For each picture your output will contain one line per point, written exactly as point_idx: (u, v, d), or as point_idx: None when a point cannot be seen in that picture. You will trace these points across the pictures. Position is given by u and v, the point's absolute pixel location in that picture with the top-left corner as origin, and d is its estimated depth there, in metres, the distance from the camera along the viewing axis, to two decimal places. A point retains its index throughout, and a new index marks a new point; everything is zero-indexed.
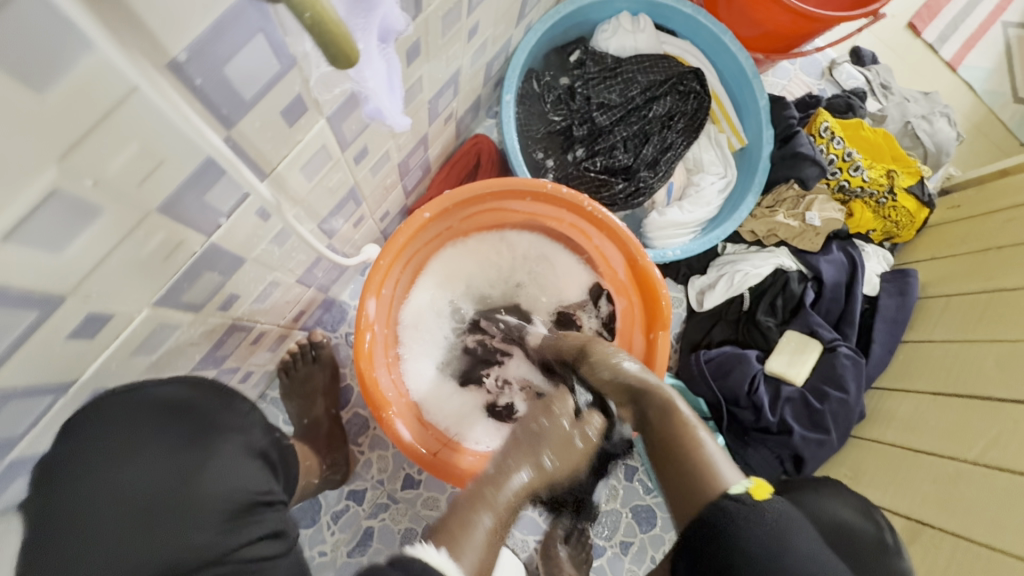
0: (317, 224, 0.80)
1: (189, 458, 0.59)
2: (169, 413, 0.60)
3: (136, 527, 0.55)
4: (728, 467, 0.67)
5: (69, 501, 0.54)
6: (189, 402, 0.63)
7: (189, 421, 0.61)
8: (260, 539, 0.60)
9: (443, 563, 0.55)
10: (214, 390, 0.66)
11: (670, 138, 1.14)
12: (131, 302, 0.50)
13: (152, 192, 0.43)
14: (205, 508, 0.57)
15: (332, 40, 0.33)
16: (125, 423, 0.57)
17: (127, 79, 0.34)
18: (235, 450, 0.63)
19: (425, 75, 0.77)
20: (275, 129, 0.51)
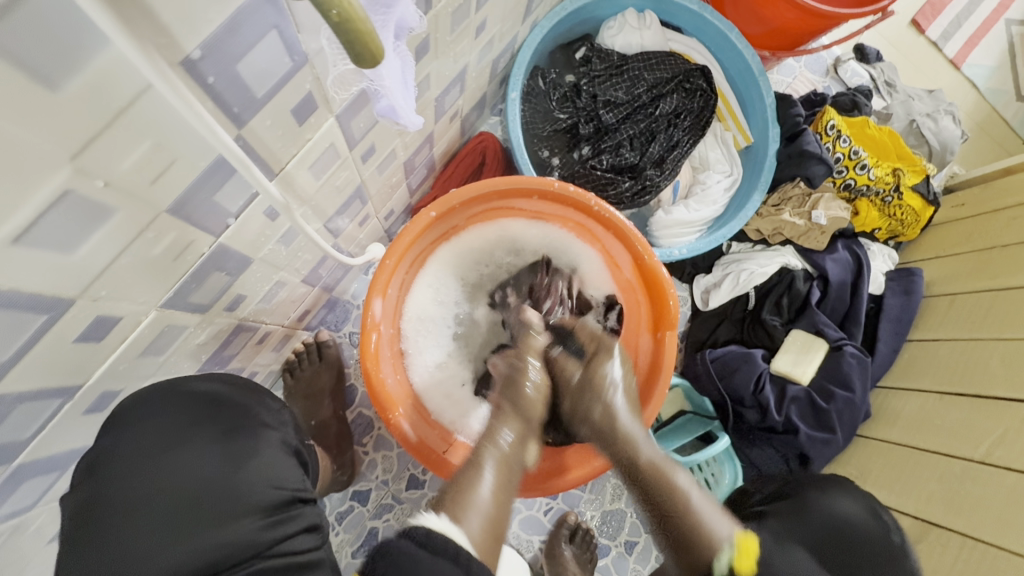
0: (324, 223, 0.79)
1: (232, 451, 0.59)
2: (208, 407, 0.61)
3: (183, 517, 0.54)
4: (720, 521, 0.73)
5: (117, 494, 0.54)
6: (226, 397, 0.64)
7: (229, 413, 0.62)
8: (298, 534, 0.60)
9: (443, 527, 0.62)
10: (247, 388, 0.66)
11: (676, 136, 1.13)
12: (139, 304, 0.49)
13: (163, 191, 0.42)
14: (246, 498, 0.57)
15: (357, 40, 0.32)
16: (170, 416, 0.59)
17: (141, 77, 0.33)
18: (274, 443, 0.63)
19: (433, 72, 0.76)
20: (285, 128, 0.50)
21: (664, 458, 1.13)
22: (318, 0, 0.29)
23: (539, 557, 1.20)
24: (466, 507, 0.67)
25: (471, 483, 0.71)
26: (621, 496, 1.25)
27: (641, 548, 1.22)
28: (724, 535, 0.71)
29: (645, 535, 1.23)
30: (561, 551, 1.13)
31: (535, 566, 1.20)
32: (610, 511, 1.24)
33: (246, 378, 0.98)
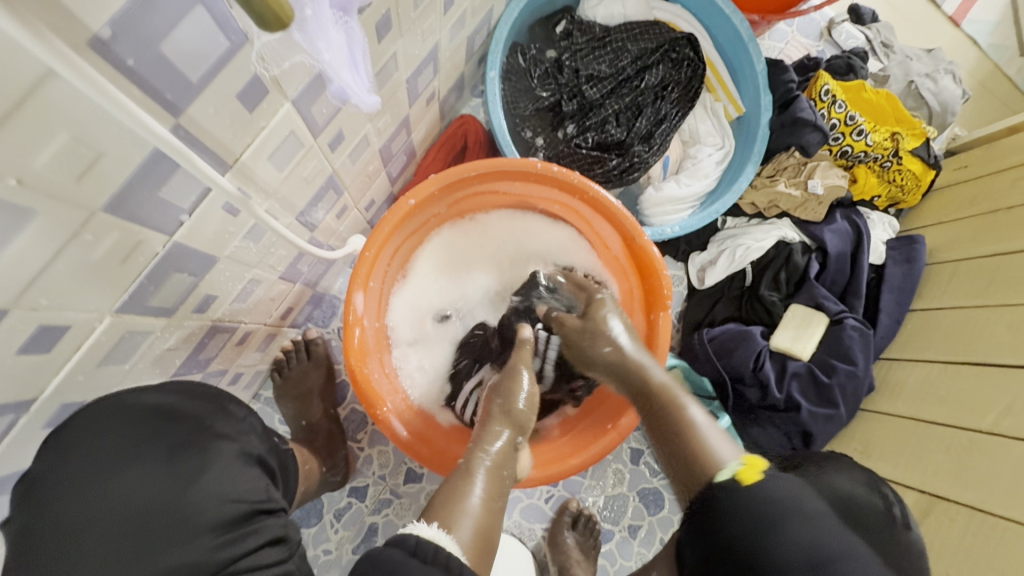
0: (295, 217, 0.75)
1: (185, 466, 0.56)
2: (156, 422, 0.57)
3: (129, 539, 0.52)
4: (725, 447, 0.70)
5: (57, 522, 0.51)
6: (179, 410, 0.59)
7: (179, 429, 0.58)
8: (260, 548, 0.58)
9: (435, 535, 0.59)
10: (205, 397, 0.63)
11: (664, 109, 1.09)
12: (89, 311, 0.47)
13: (96, 188, 0.39)
14: (196, 519, 0.54)
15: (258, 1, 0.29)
16: (108, 434, 0.54)
17: (37, 59, 0.29)
18: (230, 456, 0.60)
19: (400, 52, 0.72)
20: (233, 115, 0.47)
21: None
22: None
23: (542, 546, 1.18)
24: (456, 512, 0.64)
25: (461, 487, 0.68)
26: (623, 481, 1.23)
27: (645, 532, 1.21)
28: (730, 456, 0.68)
29: (649, 518, 1.21)
30: (563, 538, 1.12)
31: (538, 554, 1.19)
32: (611, 496, 1.23)
33: (231, 380, 0.96)
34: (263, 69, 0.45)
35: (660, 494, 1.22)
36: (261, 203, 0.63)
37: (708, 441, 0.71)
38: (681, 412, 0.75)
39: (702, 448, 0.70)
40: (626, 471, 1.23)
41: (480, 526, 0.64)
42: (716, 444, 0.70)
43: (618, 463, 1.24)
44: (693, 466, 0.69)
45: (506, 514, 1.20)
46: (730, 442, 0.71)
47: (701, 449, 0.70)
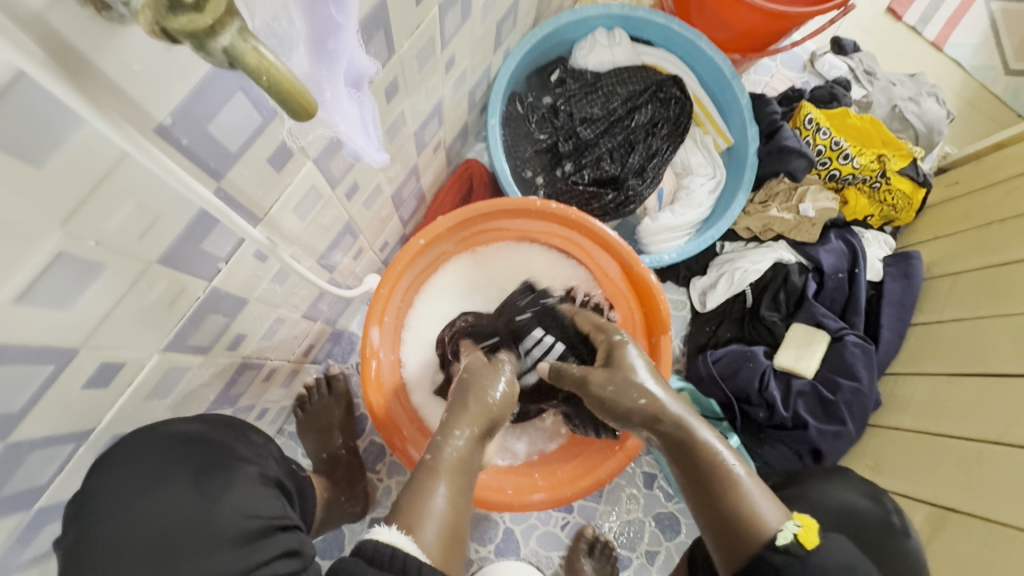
0: (316, 260, 0.83)
1: (211, 485, 0.62)
2: (185, 445, 0.62)
3: (158, 554, 0.57)
4: (768, 505, 0.65)
5: (95, 539, 0.56)
6: (207, 436, 0.65)
7: (205, 452, 0.64)
8: (276, 560, 0.62)
9: (394, 539, 0.61)
10: (227, 426, 0.69)
11: (655, 145, 1.16)
12: (141, 350, 0.54)
13: (153, 244, 0.46)
14: (222, 531, 0.60)
15: (287, 94, 0.29)
16: (146, 459, 0.59)
17: (116, 147, 0.37)
18: (251, 477, 0.66)
19: (407, 109, 0.81)
20: (263, 176, 0.55)
21: None
22: (247, 69, 0.27)
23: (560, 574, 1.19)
24: (419, 514, 0.64)
25: (417, 495, 0.67)
26: (638, 506, 1.24)
27: (663, 557, 1.21)
28: (777, 518, 0.64)
29: (666, 544, 1.22)
30: (580, 564, 1.14)
31: None
32: (627, 522, 1.23)
33: (257, 414, 1.02)
34: (290, 138, 0.53)
35: (675, 518, 1.23)
36: (287, 248, 0.71)
37: (754, 500, 0.65)
38: (733, 475, 0.67)
39: (747, 506, 0.65)
40: (640, 495, 1.25)
41: (447, 523, 0.65)
42: (762, 504, 0.65)
43: (632, 488, 1.25)
44: (730, 523, 0.65)
45: (523, 542, 1.21)
46: (773, 501, 0.66)
47: (749, 505, 0.65)
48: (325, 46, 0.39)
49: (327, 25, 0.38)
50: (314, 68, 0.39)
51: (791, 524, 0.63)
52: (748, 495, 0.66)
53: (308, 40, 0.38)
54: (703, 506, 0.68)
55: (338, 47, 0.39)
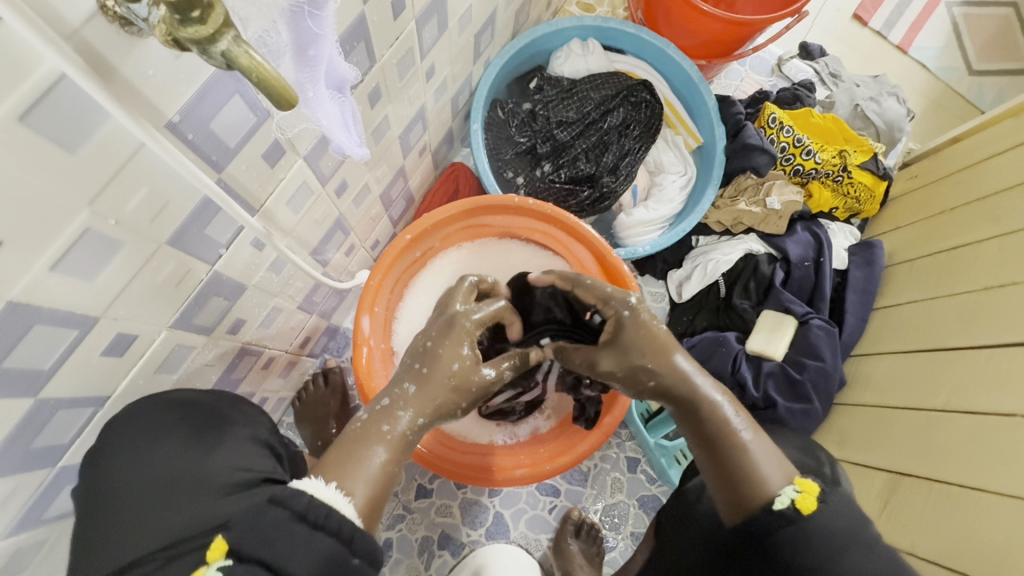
0: (310, 253, 0.90)
1: (205, 442, 0.69)
2: (182, 410, 0.70)
3: (158, 501, 0.65)
4: (773, 472, 0.67)
5: (103, 488, 0.63)
6: (200, 401, 0.73)
7: (201, 415, 0.71)
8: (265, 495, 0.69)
9: (330, 497, 0.60)
10: (222, 396, 0.76)
11: (627, 145, 1.24)
12: (151, 325, 0.61)
13: (163, 226, 0.53)
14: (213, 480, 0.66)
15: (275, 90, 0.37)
16: (151, 419, 0.66)
17: (133, 139, 0.44)
18: (242, 438, 0.73)
19: (390, 114, 0.89)
20: (259, 170, 0.62)
21: (654, 445, 1.26)
22: (239, 68, 0.35)
23: (548, 555, 1.24)
24: (351, 469, 0.65)
25: (359, 455, 0.67)
26: (622, 489, 1.30)
27: None
28: (780, 482, 0.66)
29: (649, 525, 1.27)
30: (567, 546, 1.17)
31: (545, 564, 1.25)
32: (612, 505, 1.29)
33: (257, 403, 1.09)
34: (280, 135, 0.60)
35: (658, 500, 1.28)
36: (281, 240, 0.78)
37: (757, 464, 0.68)
38: (740, 439, 0.70)
39: (748, 466, 0.68)
40: (624, 479, 1.30)
41: (378, 487, 0.66)
42: (765, 469, 0.67)
43: (616, 472, 1.31)
44: (735, 480, 0.68)
45: (512, 526, 1.27)
46: (777, 465, 0.68)
47: (751, 465, 0.68)
48: (309, 54, 0.46)
49: (309, 36, 0.45)
50: (299, 72, 0.46)
51: (790, 489, 0.65)
52: (751, 457, 0.69)
53: (294, 50, 0.45)
54: (709, 465, 0.71)
55: (319, 54, 0.46)
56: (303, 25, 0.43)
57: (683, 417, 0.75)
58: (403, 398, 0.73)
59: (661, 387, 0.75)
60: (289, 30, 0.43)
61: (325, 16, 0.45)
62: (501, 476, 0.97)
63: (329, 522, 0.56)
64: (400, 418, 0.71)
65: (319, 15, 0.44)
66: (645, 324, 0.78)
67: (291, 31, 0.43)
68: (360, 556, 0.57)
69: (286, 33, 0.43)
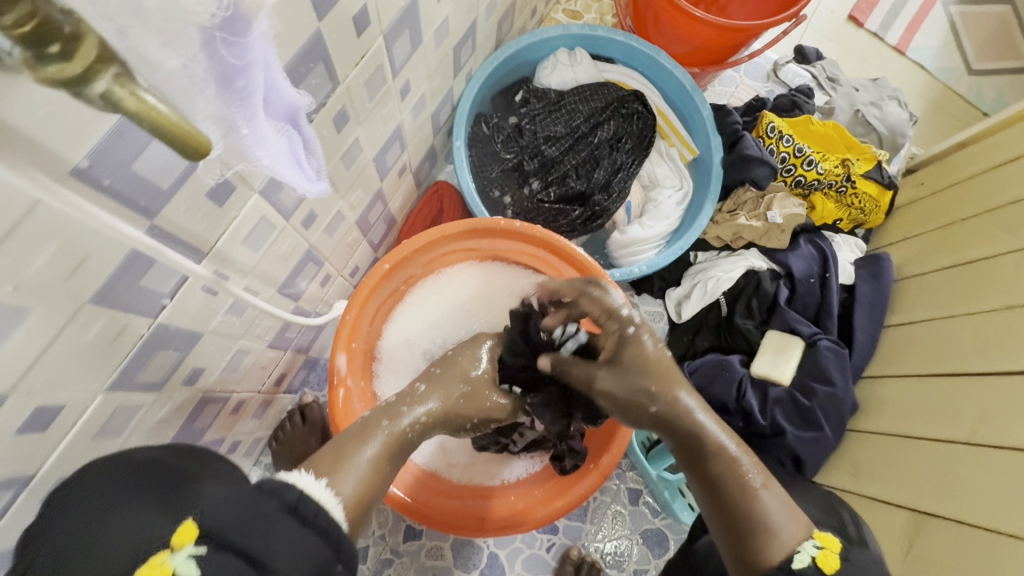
0: (277, 289, 0.83)
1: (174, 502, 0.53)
2: (147, 470, 0.57)
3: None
4: (790, 522, 0.61)
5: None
6: (165, 461, 0.60)
7: (166, 473, 0.58)
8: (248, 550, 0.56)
9: (321, 495, 0.54)
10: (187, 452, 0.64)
11: (619, 159, 1.17)
12: (82, 391, 0.53)
13: (83, 284, 0.46)
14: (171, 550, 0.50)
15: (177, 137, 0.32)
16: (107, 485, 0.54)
17: (26, 194, 0.37)
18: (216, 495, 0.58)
19: (362, 136, 0.82)
20: (203, 211, 0.55)
21: (656, 478, 1.19)
22: (129, 114, 0.30)
23: None
24: (341, 468, 0.60)
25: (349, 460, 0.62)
26: (624, 523, 1.22)
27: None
28: (798, 535, 0.60)
29: (654, 561, 1.19)
30: None
31: None
32: (613, 540, 1.21)
33: (229, 447, 1.01)
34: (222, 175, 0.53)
35: (663, 534, 1.21)
36: (239, 281, 0.70)
37: (771, 514, 0.61)
38: (751, 487, 0.63)
39: (759, 517, 0.61)
40: (626, 512, 1.23)
41: (366, 488, 0.60)
42: (779, 519, 0.61)
43: (617, 505, 1.23)
44: (743, 532, 0.62)
45: (508, 567, 1.19)
46: (795, 519, 0.61)
47: (763, 517, 0.62)
48: (240, 94, 0.37)
49: (238, 75, 0.36)
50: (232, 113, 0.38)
51: (811, 546, 0.59)
52: (764, 507, 0.62)
53: (224, 91, 0.36)
54: (715, 513, 0.65)
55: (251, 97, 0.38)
56: (231, 62, 0.35)
57: (687, 456, 0.68)
58: (410, 397, 0.73)
59: (664, 413, 0.69)
60: (215, 69, 0.35)
61: (257, 48, 0.36)
62: (493, 526, 0.90)
63: (319, 520, 0.50)
64: (405, 416, 0.69)
65: (249, 49, 0.35)
66: (642, 345, 0.73)
67: (216, 73, 0.35)
68: (343, 566, 0.50)
69: (211, 75, 0.35)
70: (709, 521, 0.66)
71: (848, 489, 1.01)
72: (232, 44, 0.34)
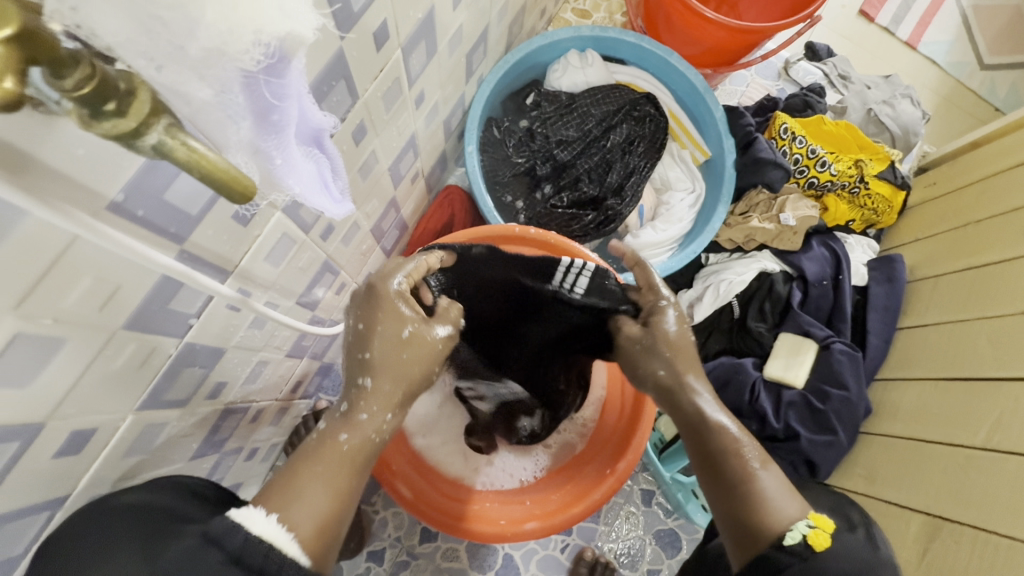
0: (295, 301, 0.83)
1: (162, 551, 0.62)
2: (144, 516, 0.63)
3: None
4: (787, 501, 0.61)
5: None
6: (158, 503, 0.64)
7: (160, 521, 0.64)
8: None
9: (272, 534, 0.51)
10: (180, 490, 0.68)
11: (632, 163, 1.17)
12: (113, 414, 0.54)
13: (115, 313, 0.46)
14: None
15: (228, 183, 0.32)
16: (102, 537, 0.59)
17: (65, 232, 0.37)
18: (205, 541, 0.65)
19: (378, 147, 0.82)
20: (229, 232, 0.55)
21: (670, 480, 1.20)
22: (179, 165, 0.30)
23: None
24: (294, 495, 0.55)
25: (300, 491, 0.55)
26: (638, 524, 1.23)
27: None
28: (793, 514, 0.60)
29: (667, 561, 1.20)
30: None
31: None
32: (627, 541, 1.22)
33: (247, 455, 1.02)
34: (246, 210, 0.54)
35: (676, 535, 1.22)
36: (261, 296, 0.71)
37: (767, 491, 0.62)
38: (750, 468, 0.64)
39: (756, 496, 0.62)
40: (639, 513, 1.24)
41: (321, 515, 0.55)
42: (775, 498, 0.62)
43: (630, 506, 1.24)
44: (739, 507, 0.62)
45: (523, 568, 1.20)
46: (791, 496, 0.62)
47: (761, 495, 0.62)
48: (274, 124, 0.37)
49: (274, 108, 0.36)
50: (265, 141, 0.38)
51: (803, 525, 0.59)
52: (761, 486, 0.63)
53: (258, 122, 0.36)
54: (713, 492, 0.66)
55: (286, 127, 0.38)
56: (268, 95, 0.35)
57: (691, 435, 0.69)
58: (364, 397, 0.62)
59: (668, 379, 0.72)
60: (252, 102, 0.35)
61: (295, 81, 0.36)
62: (511, 532, 0.90)
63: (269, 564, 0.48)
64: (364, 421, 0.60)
65: (289, 84, 0.35)
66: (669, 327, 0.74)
67: (253, 106, 0.35)
68: None
69: (248, 108, 0.35)
70: (707, 499, 0.67)
71: (864, 493, 1.02)
72: (272, 80, 0.34)
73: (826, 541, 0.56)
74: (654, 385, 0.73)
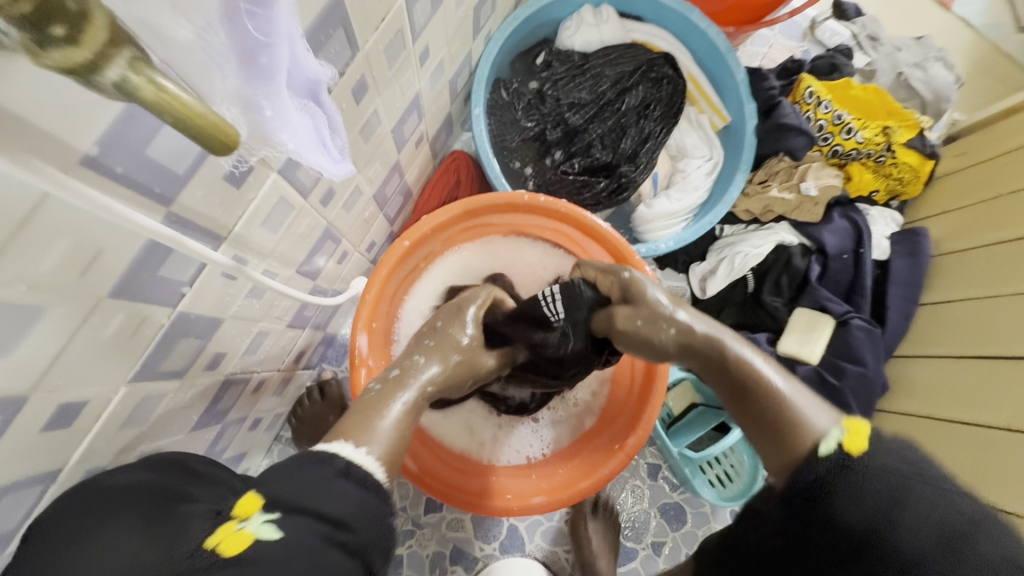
0: (295, 269, 0.80)
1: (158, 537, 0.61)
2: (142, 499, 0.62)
3: None
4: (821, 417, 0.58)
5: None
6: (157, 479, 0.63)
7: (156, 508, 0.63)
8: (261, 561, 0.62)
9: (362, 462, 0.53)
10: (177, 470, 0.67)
11: (647, 128, 1.11)
12: (104, 385, 0.51)
13: (99, 280, 0.43)
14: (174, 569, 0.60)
15: (207, 132, 0.28)
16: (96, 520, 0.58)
17: (35, 189, 0.34)
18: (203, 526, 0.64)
19: (380, 107, 0.77)
20: (222, 194, 0.51)
21: (677, 455, 1.15)
22: (149, 109, 0.26)
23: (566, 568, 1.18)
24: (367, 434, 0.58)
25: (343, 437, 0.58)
26: (643, 497, 1.23)
27: (669, 548, 1.19)
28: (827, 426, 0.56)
29: (672, 534, 1.20)
30: (586, 561, 1.12)
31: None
32: (632, 514, 1.22)
33: (250, 426, 1.01)
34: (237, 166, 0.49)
35: (681, 508, 1.22)
36: (260, 265, 0.67)
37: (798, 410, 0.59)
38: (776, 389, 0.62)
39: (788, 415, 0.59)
40: (644, 486, 1.23)
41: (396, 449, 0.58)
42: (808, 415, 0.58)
43: (636, 479, 1.24)
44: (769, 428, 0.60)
45: (528, 539, 1.20)
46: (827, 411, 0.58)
47: (790, 411, 0.59)
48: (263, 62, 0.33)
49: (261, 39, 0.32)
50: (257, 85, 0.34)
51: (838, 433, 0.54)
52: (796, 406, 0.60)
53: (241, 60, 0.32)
54: (751, 425, 0.63)
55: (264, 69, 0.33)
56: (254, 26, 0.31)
57: (711, 365, 0.68)
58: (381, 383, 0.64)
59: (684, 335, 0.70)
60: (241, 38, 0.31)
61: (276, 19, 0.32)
62: (517, 508, 0.88)
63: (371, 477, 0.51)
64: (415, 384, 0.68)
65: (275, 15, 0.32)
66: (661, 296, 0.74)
67: (241, 33, 0.31)
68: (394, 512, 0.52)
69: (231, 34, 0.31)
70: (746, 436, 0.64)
71: None
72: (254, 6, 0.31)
73: (866, 432, 0.53)
74: (671, 348, 0.70)
